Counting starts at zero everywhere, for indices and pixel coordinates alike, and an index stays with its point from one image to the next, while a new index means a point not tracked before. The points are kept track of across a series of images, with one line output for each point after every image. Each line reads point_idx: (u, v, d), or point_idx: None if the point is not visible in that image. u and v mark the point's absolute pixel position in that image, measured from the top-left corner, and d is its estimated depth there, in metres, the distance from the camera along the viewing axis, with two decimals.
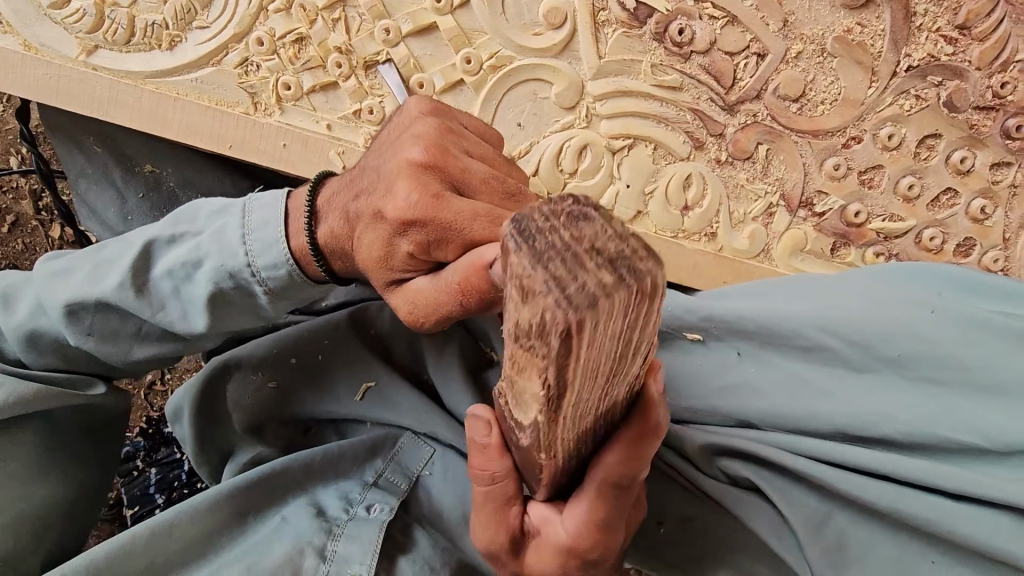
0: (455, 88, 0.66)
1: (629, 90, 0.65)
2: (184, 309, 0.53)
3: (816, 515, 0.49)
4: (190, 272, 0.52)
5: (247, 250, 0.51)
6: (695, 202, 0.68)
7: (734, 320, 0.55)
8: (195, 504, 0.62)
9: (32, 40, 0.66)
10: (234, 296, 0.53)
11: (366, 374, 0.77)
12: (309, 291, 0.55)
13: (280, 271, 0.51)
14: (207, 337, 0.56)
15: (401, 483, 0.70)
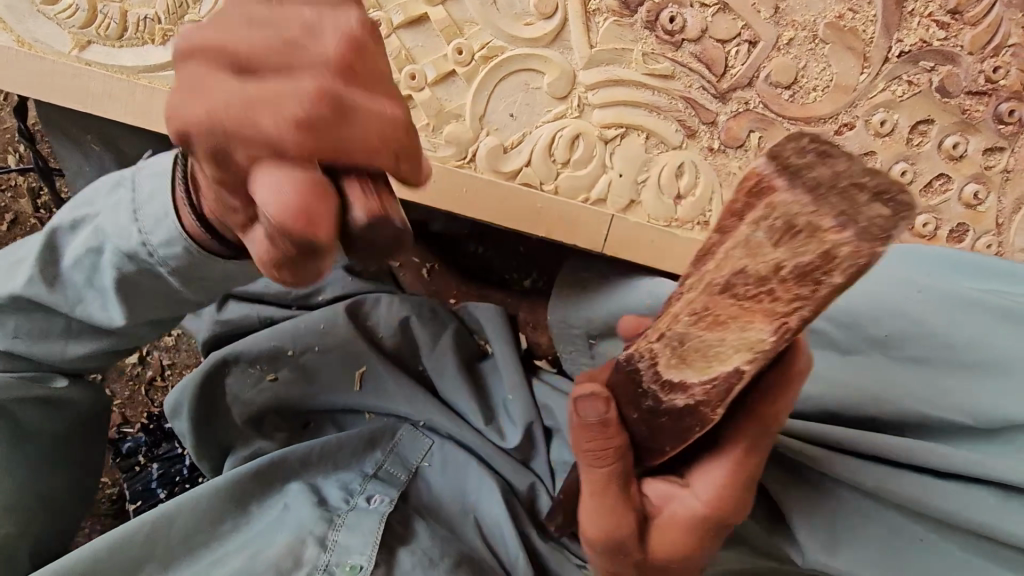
0: (447, 79, 0.66)
1: (621, 79, 0.65)
2: (101, 298, 0.54)
3: (808, 488, 0.51)
4: (94, 258, 0.52)
5: (143, 223, 0.48)
6: (687, 190, 0.68)
7: None
8: (193, 498, 0.65)
9: (25, 36, 0.67)
10: (144, 280, 0.51)
11: (357, 364, 0.85)
12: (223, 273, 0.49)
13: (176, 248, 0.47)
14: (134, 329, 0.57)
15: (401, 474, 0.76)
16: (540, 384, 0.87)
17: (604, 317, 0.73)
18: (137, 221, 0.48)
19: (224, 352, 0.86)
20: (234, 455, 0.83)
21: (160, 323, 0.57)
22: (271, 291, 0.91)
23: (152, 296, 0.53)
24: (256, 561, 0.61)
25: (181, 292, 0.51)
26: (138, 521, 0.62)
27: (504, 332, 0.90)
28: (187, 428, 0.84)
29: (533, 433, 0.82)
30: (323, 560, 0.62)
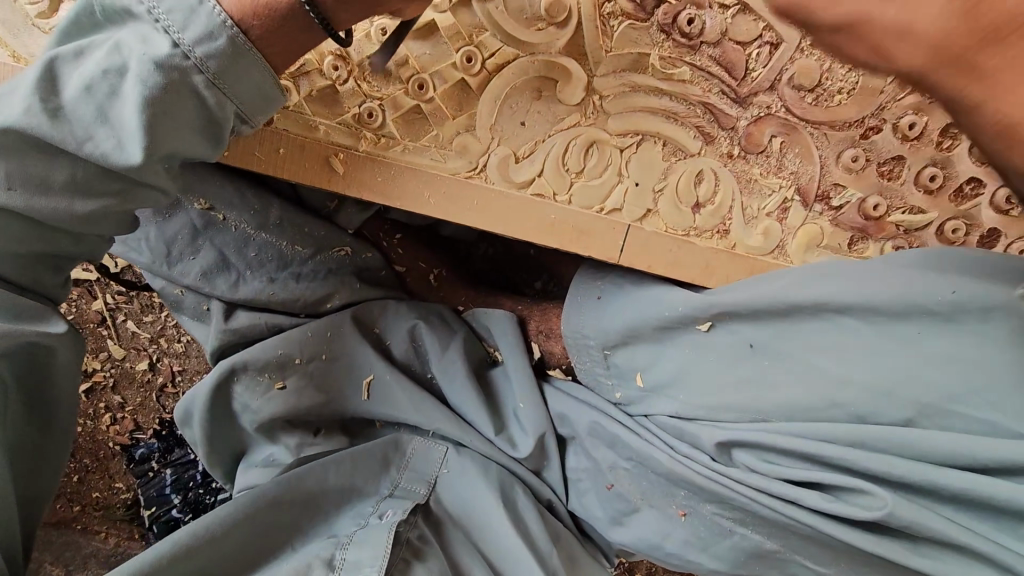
0: (457, 89, 0.64)
1: (637, 85, 0.63)
2: (117, 136, 0.47)
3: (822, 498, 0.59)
4: (110, 84, 0.46)
5: (163, 15, 0.44)
6: (707, 198, 0.66)
7: (747, 314, 0.63)
8: (206, 523, 0.67)
9: (21, 51, 0.63)
10: (177, 92, 0.46)
11: (365, 369, 0.86)
12: (251, 81, 0.48)
13: (218, 41, 0.45)
14: (152, 175, 0.50)
15: (419, 488, 0.79)
16: (550, 387, 0.84)
17: (618, 330, 0.72)
18: (158, 21, 0.44)
19: (230, 362, 0.84)
20: (249, 462, 0.88)
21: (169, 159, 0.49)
22: (278, 300, 0.88)
23: (179, 114, 0.47)
24: None
25: (220, 109, 0.48)
26: (157, 548, 0.64)
27: (515, 340, 0.87)
28: (200, 436, 0.87)
29: (545, 442, 0.81)
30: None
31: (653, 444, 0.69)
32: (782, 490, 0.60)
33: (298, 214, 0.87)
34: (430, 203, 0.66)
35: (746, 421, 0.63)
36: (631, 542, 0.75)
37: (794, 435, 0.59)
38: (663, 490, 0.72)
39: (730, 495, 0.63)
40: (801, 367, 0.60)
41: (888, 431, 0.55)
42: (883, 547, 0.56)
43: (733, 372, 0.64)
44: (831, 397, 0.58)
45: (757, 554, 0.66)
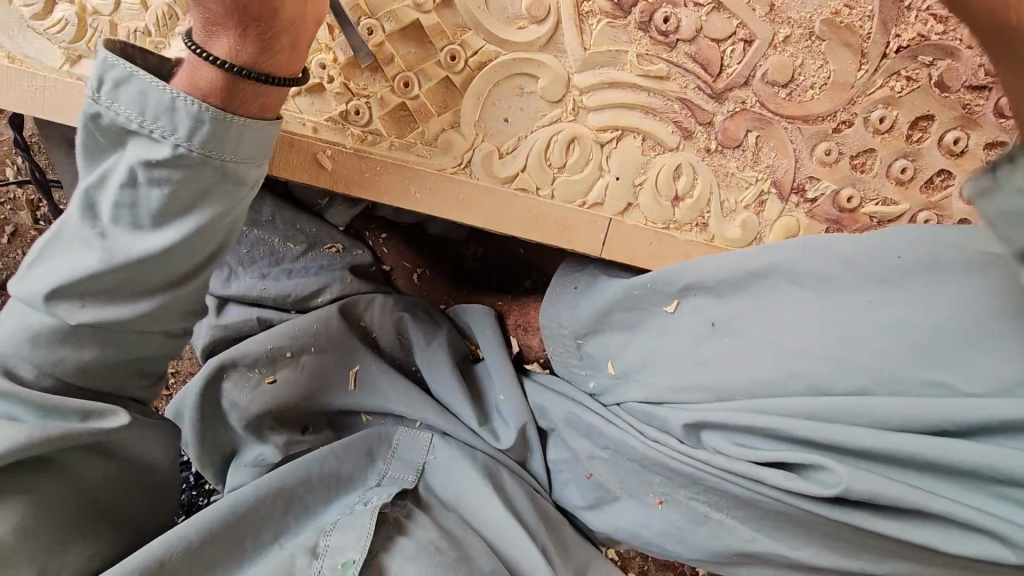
0: (441, 86, 0.65)
1: (616, 81, 0.64)
2: (160, 230, 0.52)
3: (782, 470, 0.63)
4: (131, 190, 0.51)
5: (154, 124, 0.49)
6: (686, 192, 0.68)
7: (714, 291, 0.67)
8: (179, 536, 0.64)
9: (16, 52, 0.64)
10: (193, 178, 0.51)
11: (351, 361, 0.89)
12: (253, 137, 0.52)
13: (205, 125, 0.49)
14: (192, 254, 0.54)
15: (407, 475, 0.80)
16: (530, 380, 0.87)
17: (592, 318, 0.75)
18: (149, 128, 0.49)
19: (220, 358, 0.87)
20: (238, 462, 0.88)
21: (222, 231, 0.56)
22: (268, 295, 0.92)
23: (200, 192, 0.52)
24: None
25: (234, 171, 0.53)
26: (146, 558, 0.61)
27: (493, 332, 0.90)
28: (190, 436, 0.88)
29: (527, 433, 0.84)
30: (317, 568, 0.66)
31: (626, 430, 0.73)
32: (744, 467, 0.65)
33: (291, 211, 0.95)
34: (418, 199, 0.67)
35: (716, 400, 0.66)
36: (610, 528, 0.77)
37: (757, 411, 0.64)
38: (639, 478, 0.74)
39: (701, 474, 0.67)
40: (761, 341, 0.65)
41: (843, 398, 0.60)
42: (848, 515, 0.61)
43: (697, 351, 0.68)
44: (789, 370, 0.63)
45: (735, 545, 0.68)
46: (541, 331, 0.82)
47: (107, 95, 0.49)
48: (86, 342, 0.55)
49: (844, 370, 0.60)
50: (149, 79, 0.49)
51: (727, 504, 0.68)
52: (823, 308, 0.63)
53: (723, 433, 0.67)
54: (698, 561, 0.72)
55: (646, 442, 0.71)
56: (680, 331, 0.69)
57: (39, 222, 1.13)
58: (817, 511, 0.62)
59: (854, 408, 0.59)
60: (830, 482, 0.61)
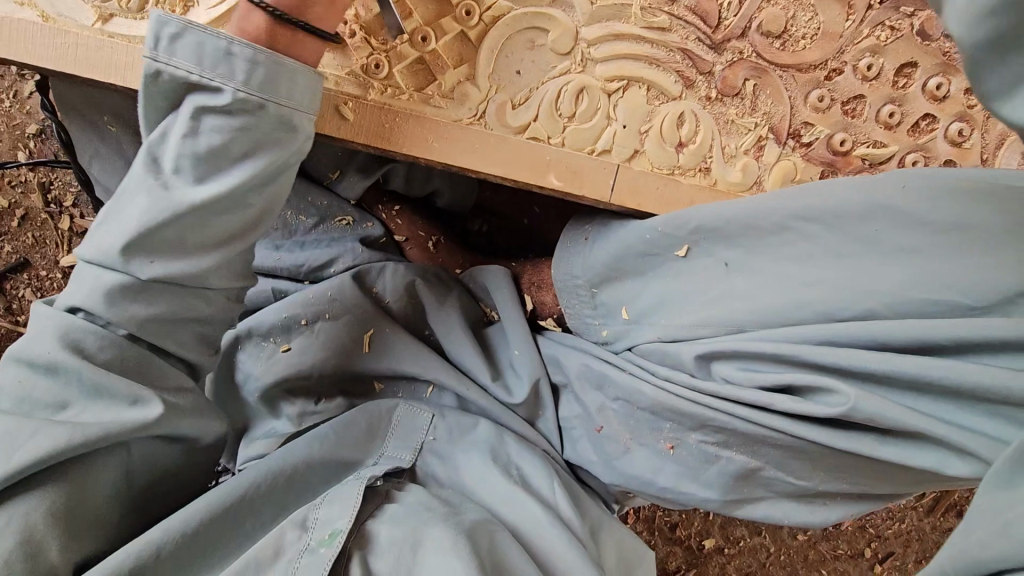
0: (456, 41, 0.69)
1: (622, 33, 0.69)
2: (220, 177, 0.56)
3: (792, 400, 0.66)
4: (190, 141, 0.56)
5: (211, 73, 0.55)
6: (689, 138, 0.72)
7: (720, 230, 0.70)
8: (175, 523, 0.64)
9: (49, 12, 0.67)
10: (250, 121, 0.56)
11: (365, 326, 0.91)
12: (300, 81, 0.58)
13: (260, 67, 0.55)
14: (250, 200, 0.59)
15: (406, 456, 0.82)
16: (546, 338, 0.91)
17: (604, 265, 0.79)
18: (206, 77, 0.55)
19: (236, 330, 0.91)
20: (250, 436, 0.91)
21: (276, 180, 0.59)
22: (282, 267, 0.96)
23: (251, 136, 0.57)
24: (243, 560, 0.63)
25: (282, 118, 0.58)
26: (134, 544, 0.60)
27: (510, 299, 0.94)
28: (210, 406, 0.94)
29: (540, 389, 0.87)
30: (305, 540, 0.66)
31: (636, 376, 0.76)
32: (753, 394, 0.68)
33: (301, 185, 0.97)
34: (435, 149, 0.70)
35: (727, 331, 0.70)
36: (623, 481, 0.80)
37: (771, 340, 0.67)
38: (649, 427, 0.77)
39: (714, 409, 0.70)
40: (767, 271, 0.68)
41: (852, 324, 0.63)
42: (854, 446, 0.65)
43: (710, 290, 0.71)
44: (798, 300, 0.66)
45: (744, 475, 0.72)
46: (554, 287, 0.86)
47: (165, 52, 0.55)
48: (155, 298, 0.58)
49: (852, 294, 0.63)
50: (205, 31, 0.55)
51: (744, 442, 0.70)
52: (830, 244, 0.65)
53: (735, 363, 0.70)
54: (710, 499, 0.75)
55: (657, 381, 0.74)
56: (695, 272, 0.72)
57: (50, 205, 1.12)
58: (823, 434, 0.66)
59: (859, 326, 0.63)
60: (837, 402, 0.64)
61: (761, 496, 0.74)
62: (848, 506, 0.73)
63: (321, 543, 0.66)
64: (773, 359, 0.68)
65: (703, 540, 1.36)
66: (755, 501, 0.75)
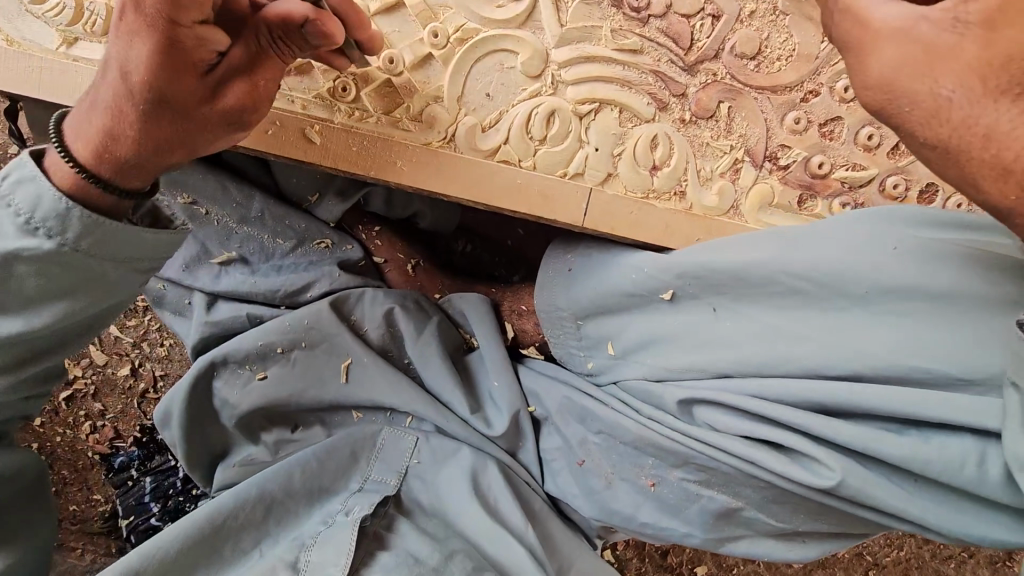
0: (425, 63, 0.68)
1: (592, 56, 0.68)
2: (28, 314, 0.57)
3: (783, 458, 0.63)
4: (1, 282, 0.55)
5: (39, 222, 0.54)
6: (664, 161, 0.70)
7: (708, 275, 0.67)
8: (159, 548, 0.69)
9: (13, 36, 0.66)
10: (80, 266, 0.56)
11: (343, 355, 0.89)
12: (146, 234, 0.58)
13: (80, 224, 0.54)
14: (61, 331, 0.60)
15: (391, 478, 0.81)
16: (528, 369, 0.89)
17: (587, 300, 0.77)
18: (32, 224, 0.54)
19: (211, 355, 0.90)
20: (225, 464, 0.93)
21: (85, 319, 0.61)
22: (258, 291, 0.93)
23: (70, 288, 0.57)
24: None
25: (110, 270, 0.58)
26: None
27: (490, 327, 0.92)
28: (177, 438, 0.92)
29: (520, 421, 0.84)
30: None
31: (622, 413, 0.74)
32: (737, 445, 0.64)
33: (280, 206, 0.96)
34: (403, 171, 0.69)
35: (707, 378, 0.68)
36: (602, 517, 0.77)
37: (749, 394, 0.65)
38: (632, 462, 0.74)
39: (697, 457, 0.67)
40: (755, 322, 0.66)
41: (838, 385, 0.60)
42: (843, 506, 0.62)
43: (688, 325, 0.69)
44: (786, 355, 0.63)
45: (723, 514, 0.70)
46: (539, 316, 0.85)
47: (4, 187, 0.54)
48: None
49: (834, 342, 0.61)
50: (45, 184, 0.53)
51: (728, 484, 0.68)
52: None
53: (724, 412, 0.66)
54: (692, 536, 0.73)
55: (642, 426, 0.71)
56: (675, 316, 0.71)
57: None
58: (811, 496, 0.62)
59: (851, 391, 0.59)
60: (827, 473, 0.60)
61: (743, 534, 0.71)
62: (829, 542, 0.71)
63: None
64: (760, 416, 0.64)
65: (694, 568, 1.32)
66: (737, 539, 0.72)
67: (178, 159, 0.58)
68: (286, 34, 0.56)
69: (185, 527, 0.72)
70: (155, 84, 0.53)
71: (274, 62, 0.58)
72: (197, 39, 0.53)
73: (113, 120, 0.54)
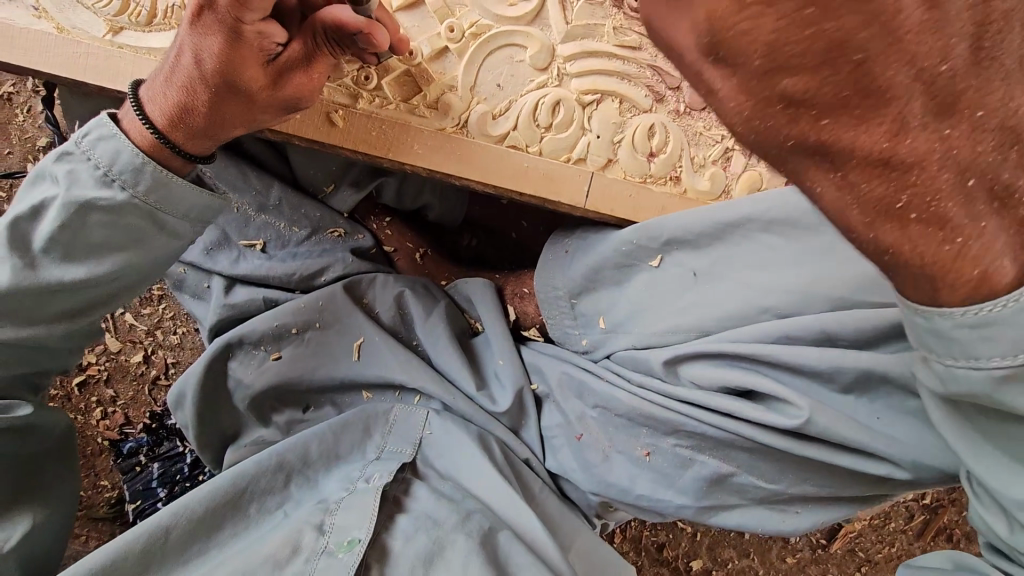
0: (441, 55, 0.74)
1: (595, 51, 0.74)
2: (88, 264, 0.63)
3: (758, 409, 0.69)
4: (72, 231, 0.62)
5: (114, 175, 0.61)
6: (660, 148, 0.76)
7: (689, 239, 0.74)
8: (188, 505, 0.72)
9: (65, 24, 0.72)
10: (140, 220, 0.63)
11: (355, 335, 0.93)
12: (196, 195, 0.65)
13: (149, 179, 0.62)
14: (112, 284, 0.66)
15: (406, 448, 0.84)
16: (528, 347, 0.93)
17: (582, 277, 0.82)
18: (108, 176, 0.61)
19: (227, 337, 0.93)
20: (238, 442, 0.96)
21: (135, 275, 0.67)
22: (273, 275, 0.97)
23: (129, 240, 0.64)
24: (258, 557, 0.68)
25: (168, 223, 0.65)
26: (135, 535, 0.68)
27: (495, 308, 0.96)
28: (190, 417, 0.95)
29: (523, 398, 0.87)
30: (323, 543, 0.70)
31: (617, 386, 0.78)
32: (717, 399, 0.71)
33: (296, 196, 0.98)
34: (418, 154, 0.74)
35: (694, 337, 0.74)
36: (601, 490, 0.79)
37: (723, 340, 0.71)
38: (627, 434, 0.78)
39: (685, 418, 0.73)
40: (736, 281, 0.72)
41: (806, 318, 0.67)
42: (820, 456, 0.67)
43: (680, 297, 0.75)
44: (760, 305, 0.70)
45: (716, 480, 0.73)
46: (537, 298, 0.89)
47: (87, 144, 0.62)
48: (29, 323, 0.64)
49: (809, 298, 0.68)
50: (123, 141, 0.61)
51: (721, 446, 0.72)
52: (795, 247, 0.70)
53: (702, 365, 0.73)
54: (685, 507, 0.76)
55: (637, 397, 0.76)
56: (663, 280, 0.76)
57: None
58: (786, 443, 0.68)
59: (814, 321, 0.67)
60: (794, 415, 0.67)
61: (735, 503, 0.75)
62: (817, 511, 0.74)
63: (340, 548, 0.69)
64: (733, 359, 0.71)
65: (690, 562, 1.34)
66: (730, 509, 0.75)
67: (237, 133, 0.65)
68: (343, 34, 0.63)
69: (211, 489, 0.74)
70: (229, 72, 0.59)
71: (325, 59, 0.64)
72: (258, 35, 0.59)
73: (185, 96, 0.61)
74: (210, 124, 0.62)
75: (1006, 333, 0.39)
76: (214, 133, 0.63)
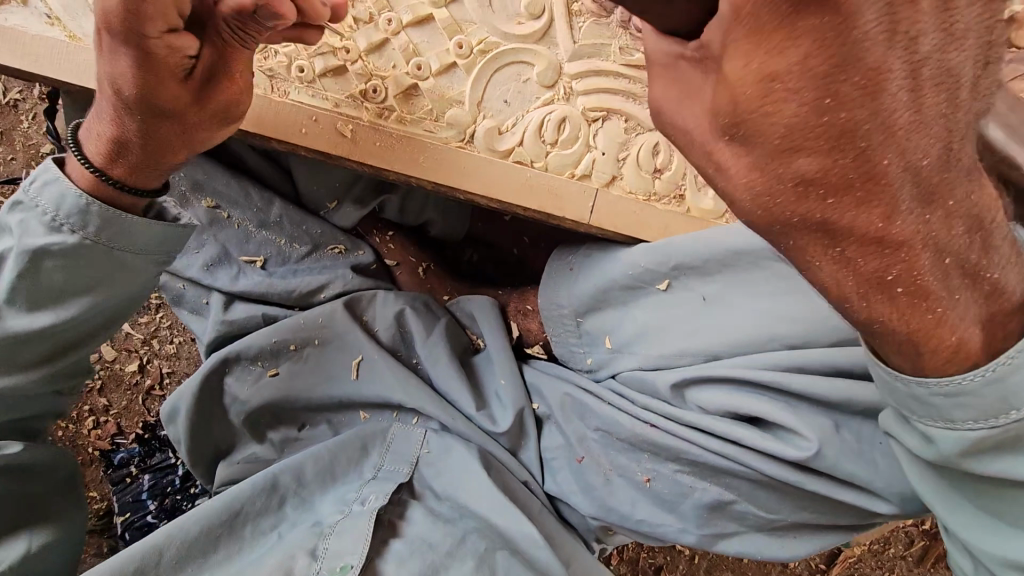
0: (449, 71, 0.75)
1: (602, 69, 0.75)
2: (55, 310, 0.64)
3: (765, 437, 0.69)
4: (32, 279, 0.62)
5: (61, 220, 0.61)
6: (665, 166, 0.77)
7: (695, 264, 0.73)
8: (179, 529, 0.71)
9: (77, 32, 0.73)
10: (102, 260, 0.63)
11: (354, 352, 0.92)
12: (155, 226, 0.64)
13: (95, 219, 0.61)
14: (77, 326, 0.66)
15: (402, 467, 0.83)
16: (529, 367, 0.92)
17: (588, 295, 0.81)
18: (56, 222, 0.61)
19: (223, 352, 0.92)
20: (228, 459, 0.94)
21: (103, 313, 0.67)
22: (274, 291, 0.96)
23: (90, 281, 0.64)
24: None
25: (129, 261, 0.65)
26: (116, 562, 0.66)
27: (498, 327, 0.95)
28: (183, 433, 0.93)
29: (524, 418, 0.87)
30: (314, 569, 0.68)
31: (617, 410, 0.78)
32: (723, 426, 0.71)
33: (298, 212, 0.98)
34: (425, 169, 0.75)
35: (701, 358, 0.73)
36: (601, 514, 0.78)
37: (734, 364, 0.71)
38: (630, 457, 0.77)
39: (689, 445, 0.72)
40: (747, 310, 0.71)
41: (814, 349, 0.68)
42: (826, 490, 0.67)
43: (684, 322, 0.75)
44: (769, 331, 0.70)
45: (716, 506, 0.72)
46: (540, 314, 0.88)
47: (30, 193, 0.62)
48: (1, 374, 0.65)
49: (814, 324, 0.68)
50: (65, 185, 0.61)
51: (724, 474, 0.71)
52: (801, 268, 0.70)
53: (708, 390, 0.72)
54: (686, 533, 0.74)
55: (643, 421, 0.75)
56: (671, 302, 0.76)
57: None
58: (790, 474, 0.68)
59: (822, 353, 0.68)
60: (802, 446, 0.67)
61: (736, 530, 0.73)
62: (818, 538, 0.73)
63: None
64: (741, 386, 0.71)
65: None
66: (730, 536, 0.74)
67: (177, 160, 0.64)
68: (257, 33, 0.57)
69: (206, 511, 0.73)
70: (146, 96, 0.57)
71: (241, 54, 0.59)
72: (167, 48, 0.55)
73: (118, 129, 0.60)
74: (146, 153, 0.61)
75: (976, 401, 0.47)
76: (153, 160, 0.62)
